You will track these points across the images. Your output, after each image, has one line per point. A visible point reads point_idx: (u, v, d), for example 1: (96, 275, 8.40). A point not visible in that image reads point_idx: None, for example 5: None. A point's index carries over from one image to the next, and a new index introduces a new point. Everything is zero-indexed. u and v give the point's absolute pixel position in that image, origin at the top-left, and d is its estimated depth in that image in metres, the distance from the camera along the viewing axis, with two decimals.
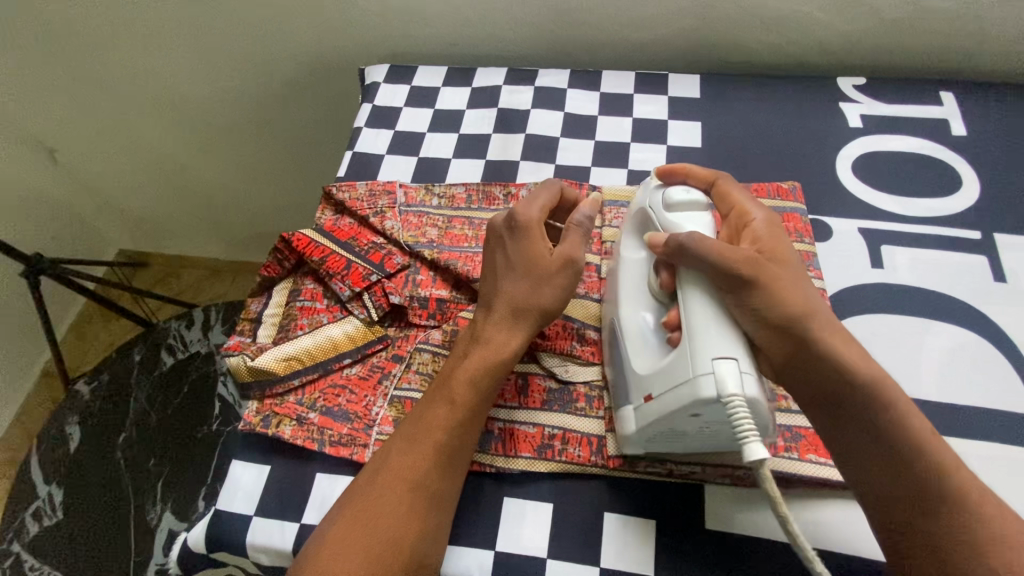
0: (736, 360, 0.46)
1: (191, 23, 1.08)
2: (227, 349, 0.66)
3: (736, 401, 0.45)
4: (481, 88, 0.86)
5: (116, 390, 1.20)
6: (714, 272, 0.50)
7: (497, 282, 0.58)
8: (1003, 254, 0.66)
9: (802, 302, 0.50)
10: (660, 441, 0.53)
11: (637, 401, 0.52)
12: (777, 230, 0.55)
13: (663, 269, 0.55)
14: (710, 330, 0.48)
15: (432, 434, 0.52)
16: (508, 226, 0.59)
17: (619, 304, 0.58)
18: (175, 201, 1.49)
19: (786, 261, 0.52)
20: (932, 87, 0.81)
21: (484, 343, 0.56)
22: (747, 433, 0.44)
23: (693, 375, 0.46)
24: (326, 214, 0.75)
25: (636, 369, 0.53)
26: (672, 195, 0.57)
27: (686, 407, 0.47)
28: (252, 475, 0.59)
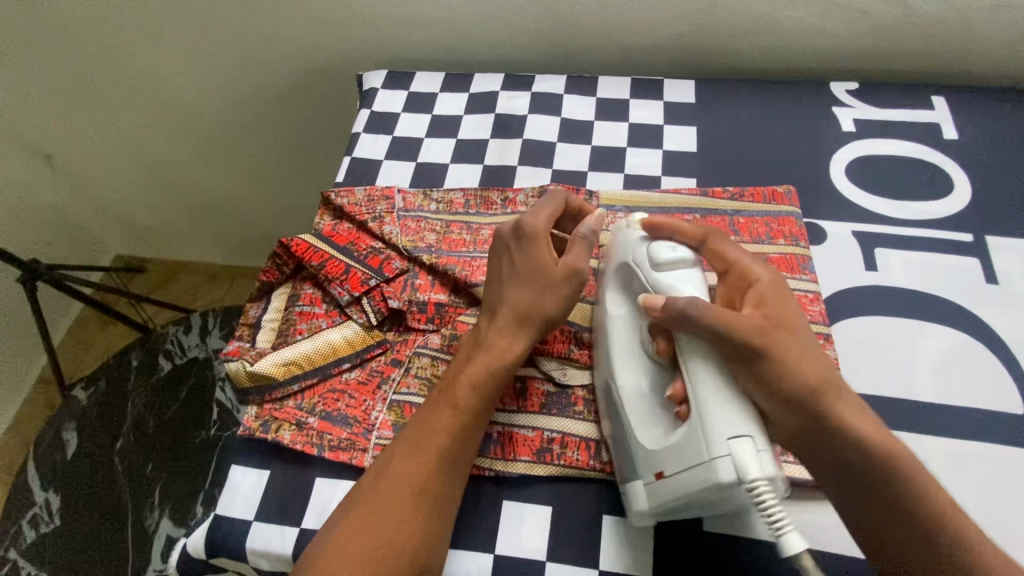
0: (751, 438, 0.45)
1: (189, 29, 1.09)
2: (226, 354, 0.66)
3: (757, 483, 0.44)
4: (478, 93, 0.87)
5: (114, 396, 1.20)
6: (722, 341, 0.48)
7: (502, 292, 0.58)
8: (994, 256, 0.67)
9: (810, 372, 0.48)
10: (675, 513, 0.51)
11: (648, 478, 0.51)
12: (781, 291, 0.52)
13: (660, 334, 0.53)
14: (725, 408, 0.46)
15: (435, 436, 0.53)
16: (515, 236, 0.59)
17: (613, 363, 0.57)
18: (172, 206, 1.49)
19: (795, 325, 0.50)
20: (924, 91, 0.82)
21: (484, 347, 0.56)
22: (784, 526, 0.44)
23: (709, 459, 0.45)
24: (324, 219, 0.75)
25: (644, 445, 0.52)
26: (658, 253, 0.54)
27: (704, 490, 0.46)
28: (251, 480, 0.59)
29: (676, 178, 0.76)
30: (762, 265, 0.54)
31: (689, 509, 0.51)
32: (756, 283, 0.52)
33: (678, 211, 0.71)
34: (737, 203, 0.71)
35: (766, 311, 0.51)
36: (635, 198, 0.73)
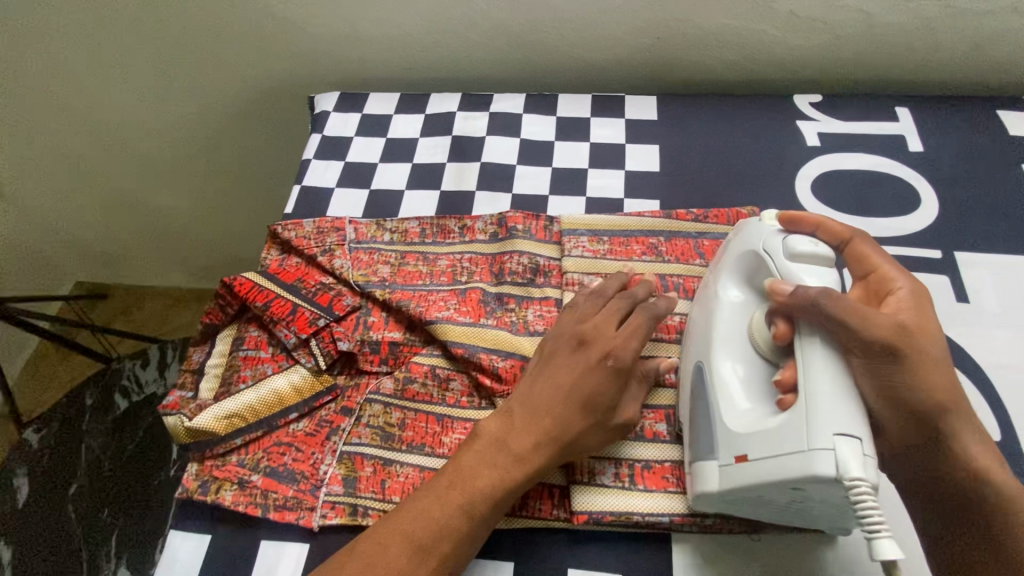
0: (861, 441, 0.42)
1: (132, 52, 1.04)
2: (164, 407, 0.62)
3: (858, 485, 0.41)
4: (434, 115, 0.84)
5: (66, 438, 1.14)
6: (849, 339, 0.44)
7: (560, 411, 0.50)
8: (964, 272, 0.66)
9: (946, 387, 0.45)
10: (743, 503, 0.48)
11: (725, 459, 0.48)
12: (924, 301, 0.49)
13: (779, 318, 0.49)
14: (837, 402, 0.43)
15: (444, 532, 0.46)
16: (602, 356, 0.52)
17: (710, 346, 0.53)
18: (129, 232, 1.43)
19: (935, 338, 0.47)
20: (888, 102, 0.81)
21: (517, 457, 0.49)
22: (877, 526, 0.40)
23: (810, 449, 0.42)
24: (271, 254, 0.71)
25: (730, 425, 0.49)
26: (796, 244, 0.51)
27: (791, 481, 0.43)
28: (191, 546, 0.54)
29: (639, 200, 0.73)
30: (910, 277, 0.51)
31: (759, 505, 0.48)
32: (899, 290, 0.50)
33: (643, 234, 0.68)
34: (701, 225, 0.68)
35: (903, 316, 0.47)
36: (598, 221, 0.69)
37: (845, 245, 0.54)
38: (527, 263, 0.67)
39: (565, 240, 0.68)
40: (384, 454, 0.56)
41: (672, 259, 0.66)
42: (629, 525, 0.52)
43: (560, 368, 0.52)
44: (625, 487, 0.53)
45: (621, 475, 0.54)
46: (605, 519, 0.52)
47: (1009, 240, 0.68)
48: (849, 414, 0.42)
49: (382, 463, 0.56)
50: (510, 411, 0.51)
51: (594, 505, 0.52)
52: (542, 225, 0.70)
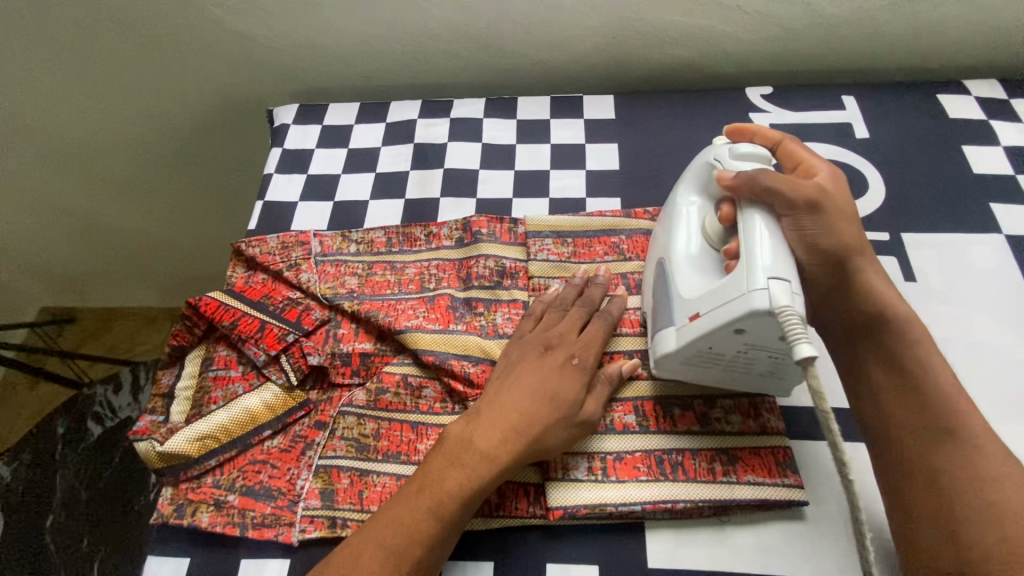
0: (790, 282, 0.46)
1: (81, 71, 1.02)
2: (134, 433, 0.61)
3: (789, 313, 0.45)
4: (394, 123, 0.84)
5: (39, 469, 1.11)
6: (779, 199, 0.51)
7: (528, 406, 0.52)
8: (911, 253, 0.69)
9: (852, 237, 0.54)
10: (699, 361, 0.53)
11: (681, 323, 0.53)
12: (841, 182, 0.57)
13: (726, 203, 0.55)
14: (769, 257, 0.48)
15: (412, 539, 0.47)
16: (567, 357, 0.55)
17: (669, 243, 0.58)
18: (93, 255, 1.39)
19: (846, 202, 0.55)
20: (835, 91, 0.84)
21: (483, 455, 0.50)
22: (797, 333, 0.44)
23: (748, 290, 0.46)
24: (237, 272, 0.71)
25: (682, 292, 0.54)
26: (738, 147, 0.56)
27: (734, 321, 0.47)
28: (169, 571, 0.54)
29: (601, 198, 0.75)
30: (828, 162, 0.58)
31: (714, 361, 0.53)
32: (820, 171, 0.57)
33: (605, 233, 0.70)
34: None
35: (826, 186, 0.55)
36: (561, 221, 0.70)
37: (777, 147, 0.60)
38: (493, 267, 0.68)
39: (530, 242, 0.69)
40: (360, 466, 0.57)
41: (633, 257, 0.68)
42: (603, 517, 0.54)
43: (528, 366, 0.55)
44: (597, 480, 0.55)
45: (594, 468, 0.55)
46: (580, 513, 0.53)
47: (950, 220, 0.71)
48: (782, 262, 0.47)
49: (358, 475, 0.56)
50: (474, 414, 0.52)
51: (568, 500, 0.53)
52: (507, 227, 0.71)
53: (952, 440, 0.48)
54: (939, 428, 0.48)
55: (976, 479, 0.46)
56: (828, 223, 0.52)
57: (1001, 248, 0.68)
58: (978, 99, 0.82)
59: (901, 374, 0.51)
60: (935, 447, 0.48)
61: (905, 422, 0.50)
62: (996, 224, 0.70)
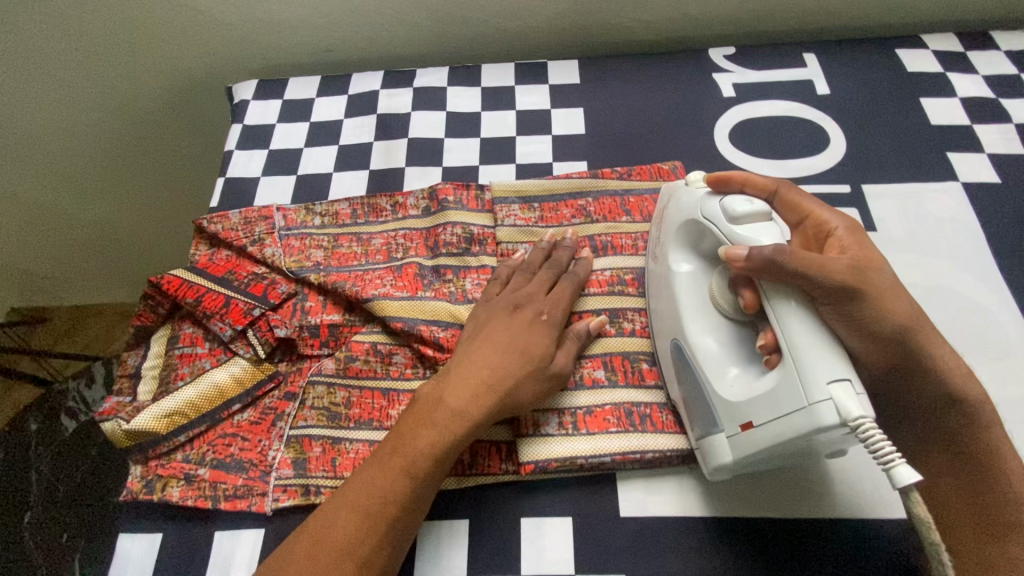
0: (850, 381, 0.43)
1: (28, 57, 0.98)
2: (100, 414, 0.60)
3: (864, 422, 0.41)
4: (357, 95, 0.82)
5: (13, 468, 1.10)
6: (815, 288, 0.45)
7: (499, 362, 0.52)
8: (871, 203, 0.70)
9: (908, 313, 0.47)
10: (755, 464, 0.50)
11: (732, 429, 0.49)
12: (859, 235, 0.51)
13: (744, 286, 0.50)
14: (820, 355, 0.44)
15: (387, 500, 0.47)
16: (536, 314, 0.56)
17: (682, 324, 0.55)
18: (57, 252, 1.35)
19: (881, 267, 0.48)
20: (796, 49, 0.84)
21: (454, 412, 0.50)
22: (893, 456, 0.40)
23: (810, 404, 0.43)
24: (200, 249, 0.70)
25: (724, 396, 0.50)
26: (734, 206, 0.51)
27: (802, 437, 0.44)
28: (142, 546, 0.54)
29: (567, 163, 0.75)
30: (839, 212, 0.52)
31: (772, 459, 0.50)
32: (836, 231, 0.51)
33: (571, 196, 0.69)
34: (626, 182, 0.70)
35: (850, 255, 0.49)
36: (527, 186, 0.70)
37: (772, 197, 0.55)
38: (461, 234, 0.67)
39: (497, 208, 0.69)
40: (332, 434, 0.57)
41: (599, 219, 0.68)
42: (575, 469, 0.55)
43: (497, 324, 0.55)
44: (568, 433, 0.55)
45: (565, 423, 0.56)
46: (552, 466, 0.54)
47: (909, 170, 0.72)
48: (833, 357, 0.43)
49: (331, 442, 0.56)
50: (444, 374, 0.52)
51: (541, 454, 0.54)
52: (473, 194, 0.70)
53: (1012, 535, 0.44)
54: (1001, 522, 0.45)
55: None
56: (875, 304, 0.46)
57: (958, 195, 0.70)
58: (935, 52, 0.83)
59: (962, 464, 0.48)
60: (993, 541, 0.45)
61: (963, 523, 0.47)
62: (952, 171, 0.72)
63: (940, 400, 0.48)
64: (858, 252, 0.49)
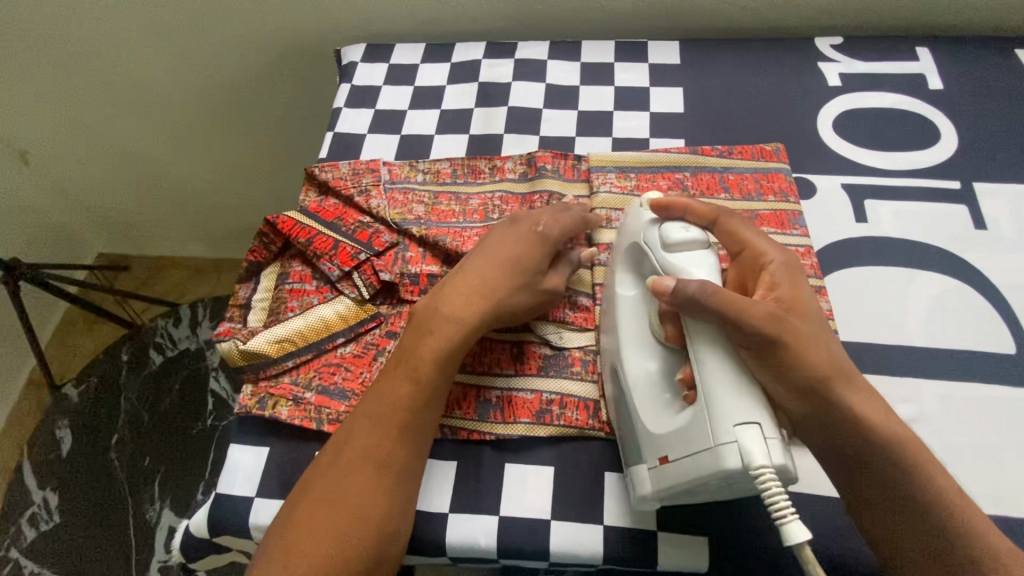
0: (760, 425, 0.43)
1: (154, 17, 1.06)
2: (217, 335, 0.65)
3: (765, 472, 0.41)
4: (459, 63, 0.85)
5: (105, 393, 1.18)
6: (735, 333, 0.45)
7: (489, 276, 0.57)
8: (983, 201, 0.68)
9: (827, 359, 0.46)
10: (682, 499, 0.50)
11: (653, 462, 0.49)
12: (795, 275, 0.50)
13: (669, 320, 0.51)
14: (730, 393, 0.44)
15: (399, 410, 0.52)
16: (531, 226, 0.60)
17: (622, 348, 0.55)
18: (151, 199, 1.46)
19: (807, 313, 0.48)
20: (909, 43, 0.82)
21: (447, 317, 0.56)
22: (785, 512, 0.40)
23: (714, 445, 0.43)
24: (309, 196, 0.74)
25: (648, 427, 0.50)
26: (669, 233, 0.52)
27: (708, 477, 0.44)
28: (251, 457, 0.58)
29: (664, 140, 0.75)
30: (780, 247, 0.52)
31: (695, 496, 0.49)
32: (770, 265, 0.51)
33: (669, 169, 0.70)
34: (727, 160, 0.70)
35: (777, 294, 0.49)
36: (624, 158, 0.71)
37: (712, 226, 0.54)
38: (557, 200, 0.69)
39: (593, 177, 0.70)
40: None
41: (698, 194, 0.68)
42: None
43: (492, 244, 0.60)
44: None
45: None
46: None
47: None
48: (746, 399, 0.43)
49: None
50: (438, 289, 0.58)
51: None
52: (570, 164, 0.72)
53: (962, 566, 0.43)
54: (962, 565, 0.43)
55: None
56: (793, 352, 0.45)
57: None
58: None
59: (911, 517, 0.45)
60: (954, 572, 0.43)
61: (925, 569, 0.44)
62: None
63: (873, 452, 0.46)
64: (787, 294, 0.49)
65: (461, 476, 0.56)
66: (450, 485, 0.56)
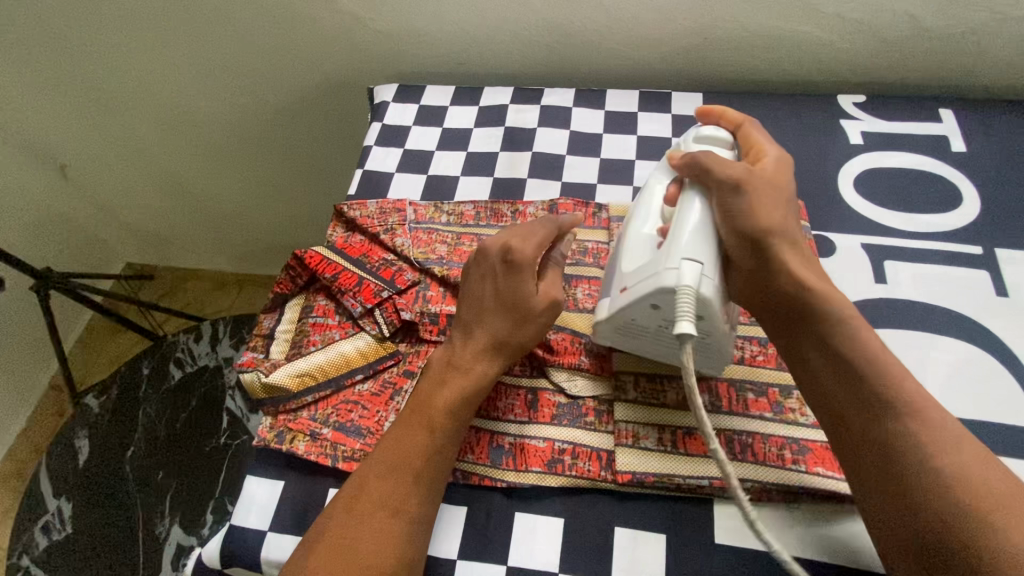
0: (700, 262, 0.51)
1: (196, 48, 1.11)
2: (240, 365, 0.67)
3: (687, 290, 0.50)
4: (487, 107, 0.88)
5: (125, 404, 1.20)
6: (711, 178, 0.57)
7: (489, 320, 0.59)
8: (1005, 268, 0.67)
9: (779, 220, 0.55)
10: (631, 334, 0.58)
11: (612, 296, 0.58)
12: (785, 166, 0.60)
13: (675, 183, 0.61)
14: (688, 233, 0.54)
15: (417, 460, 0.53)
16: (503, 257, 0.59)
17: (628, 218, 0.63)
18: (181, 214, 1.52)
19: (779, 185, 0.57)
20: (932, 104, 0.83)
21: (455, 367, 0.57)
22: (683, 313, 0.49)
23: (660, 268, 0.52)
24: (337, 231, 0.77)
25: (620, 267, 0.58)
26: (703, 129, 0.62)
27: (648, 296, 0.52)
28: (266, 490, 0.59)
29: None
30: (777, 148, 0.61)
31: (642, 334, 0.57)
32: (765, 157, 0.60)
33: None
34: None
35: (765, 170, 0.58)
36: None
37: (738, 130, 0.64)
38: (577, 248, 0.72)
39: (614, 226, 0.73)
40: None
41: None
42: (670, 488, 0.56)
43: (480, 286, 0.60)
44: (667, 450, 0.57)
45: (664, 440, 0.58)
46: (649, 480, 0.56)
47: None
48: (697, 240, 0.53)
49: None
50: (449, 344, 0.60)
51: (637, 466, 0.56)
52: (591, 213, 0.74)
53: (890, 413, 0.47)
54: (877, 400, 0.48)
55: (914, 444, 0.46)
56: (750, 205, 0.55)
57: None
58: None
59: (835, 357, 0.51)
60: (886, 436, 0.47)
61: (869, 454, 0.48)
62: None
63: (807, 300, 0.53)
64: (769, 173, 0.58)
65: (470, 522, 0.56)
66: (459, 531, 0.56)
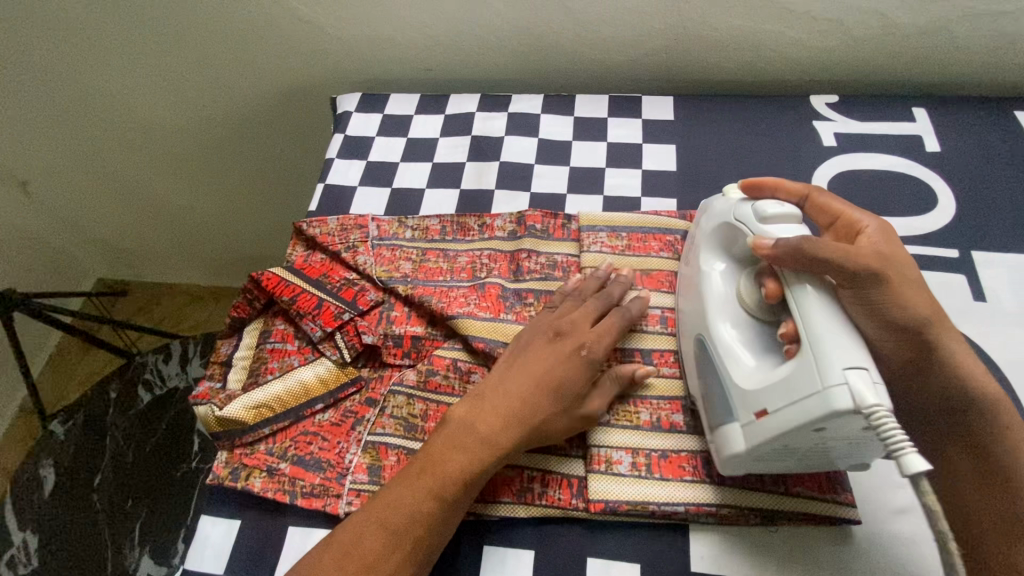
0: (867, 369, 0.42)
1: (154, 58, 1.07)
2: (194, 397, 0.64)
3: (877, 411, 0.41)
4: (453, 116, 0.86)
5: (92, 431, 1.16)
6: (833, 272, 0.47)
7: (527, 394, 0.53)
8: (982, 271, 0.66)
9: (930, 308, 0.49)
10: (768, 458, 0.49)
11: (745, 418, 0.49)
12: (891, 237, 0.52)
13: (768, 278, 0.52)
14: (837, 339, 0.44)
15: (417, 523, 0.49)
16: (576, 347, 0.55)
17: (708, 317, 0.55)
18: (149, 228, 1.47)
19: (905, 263, 0.50)
20: (904, 103, 0.81)
21: (484, 440, 0.52)
22: (902, 445, 0.40)
23: (822, 388, 0.42)
24: (297, 250, 0.73)
25: (741, 385, 0.50)
26: (764, 208, 0.53)
27: (813, 424, 0.43)
28: (221, 531, 0.56)
29: (655, 200, 0.74)
30: (873, 215, 0.54)
31: (786, 456, 0.49)
32: (866, 229, 0.53)
33: (661, 231, 0.69)
34: None
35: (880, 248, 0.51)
36: (615, 217, 0.71)
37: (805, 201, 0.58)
38: (545, 262, 0.68)
39: (583, 236, 0.69)
40: (408, 445, 0.57)
41: None
42: (645, 515, 0.54)
43: (530, 354, 0.56)
44: (640, 476, 0.55)
45: (638, 464, 0.55)
46: (621, 508, 0.53)
47: None
48: (853, 345, 0.43)
49: (406, 453, 0.57)
50: (474, 399, 0.54)
51: (610, 494, 0.54)
52: (560, 223, 0.71)
53: None
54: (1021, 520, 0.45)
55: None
56: (895, 295, 0.48)
57: None
58: None
59: (978, 467, 0.48)
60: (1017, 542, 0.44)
61: (979, 502, 0.47)
62: None
63: (961, 401, 0.49)
64: (888, 250, 0.51)
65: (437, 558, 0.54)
66: None
